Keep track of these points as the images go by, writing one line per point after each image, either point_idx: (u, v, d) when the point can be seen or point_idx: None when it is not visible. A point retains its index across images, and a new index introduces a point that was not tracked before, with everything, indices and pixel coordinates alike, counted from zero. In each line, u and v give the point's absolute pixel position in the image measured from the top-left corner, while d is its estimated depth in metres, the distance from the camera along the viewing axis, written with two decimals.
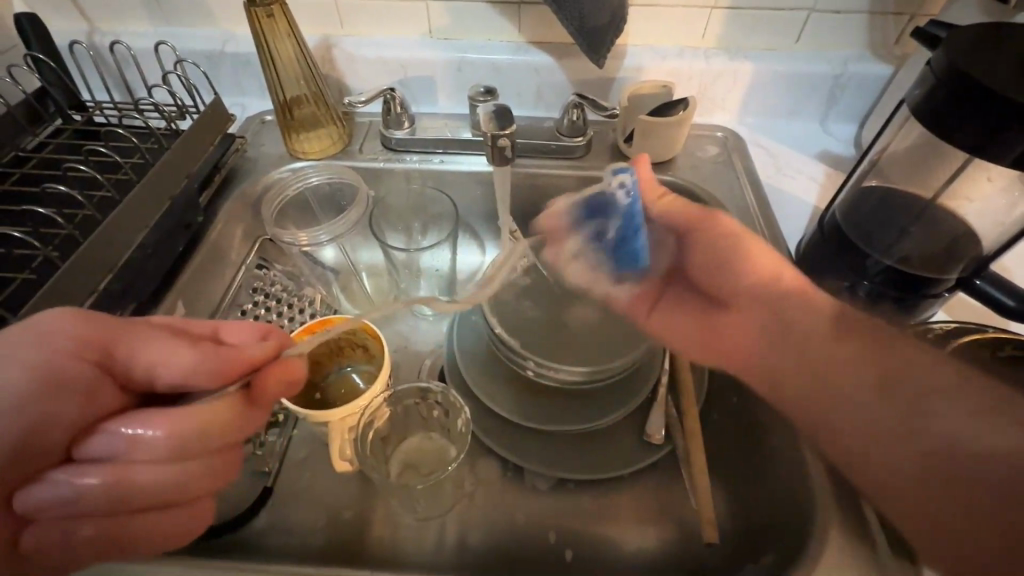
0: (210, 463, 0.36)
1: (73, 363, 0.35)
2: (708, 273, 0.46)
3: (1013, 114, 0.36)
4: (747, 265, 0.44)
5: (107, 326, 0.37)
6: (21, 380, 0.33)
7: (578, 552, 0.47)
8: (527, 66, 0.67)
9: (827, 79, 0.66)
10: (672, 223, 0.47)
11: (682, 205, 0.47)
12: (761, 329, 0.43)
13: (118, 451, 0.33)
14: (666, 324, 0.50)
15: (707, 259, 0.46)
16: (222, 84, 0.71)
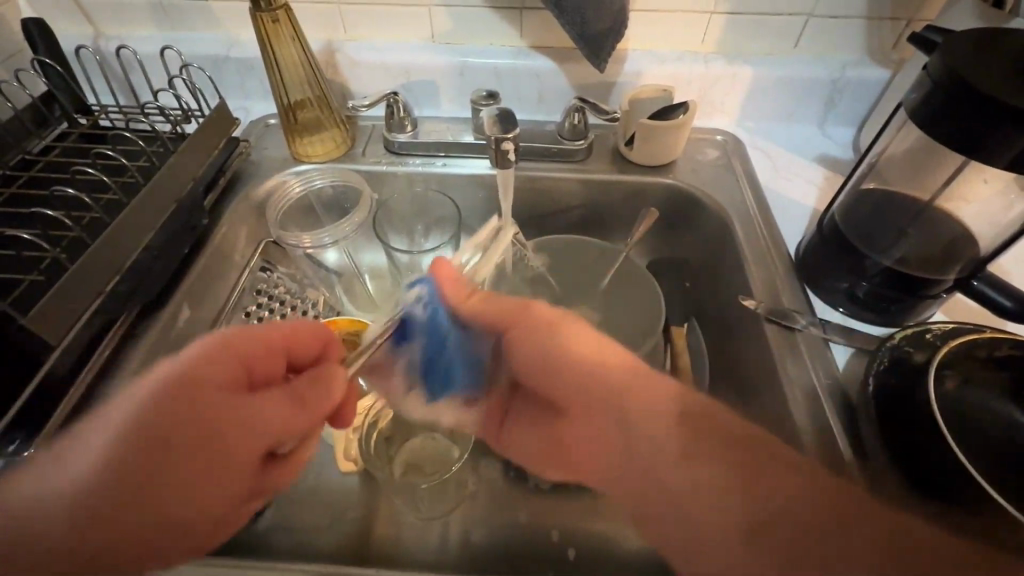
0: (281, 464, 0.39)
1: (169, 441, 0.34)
2: (588, 356, 0.39)
3: (1009, 117, 0.36)
4: (564, 349, 0.40)
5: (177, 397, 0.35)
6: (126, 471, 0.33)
7: (581, 551, 0.48)
8: (528, 71, 0.68)
9: (825, 83, 0.67)
10: (485, 321, 0.44)
11: (500, 301, 0.44)
12: (608, 436, 0.38)
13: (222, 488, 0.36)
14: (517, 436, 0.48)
15: (572, 350, 0.40)
16: (227, 88, 0.72)
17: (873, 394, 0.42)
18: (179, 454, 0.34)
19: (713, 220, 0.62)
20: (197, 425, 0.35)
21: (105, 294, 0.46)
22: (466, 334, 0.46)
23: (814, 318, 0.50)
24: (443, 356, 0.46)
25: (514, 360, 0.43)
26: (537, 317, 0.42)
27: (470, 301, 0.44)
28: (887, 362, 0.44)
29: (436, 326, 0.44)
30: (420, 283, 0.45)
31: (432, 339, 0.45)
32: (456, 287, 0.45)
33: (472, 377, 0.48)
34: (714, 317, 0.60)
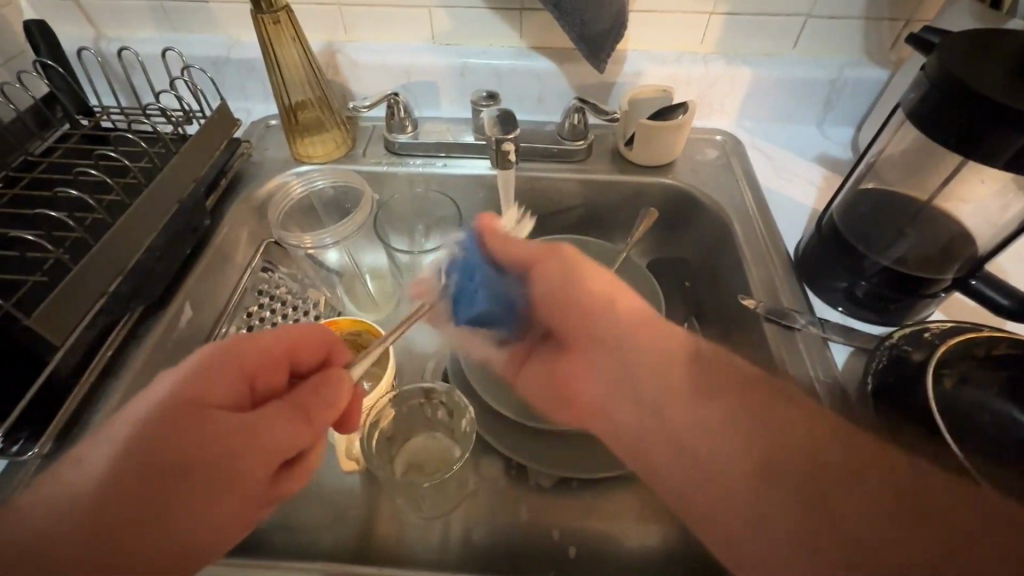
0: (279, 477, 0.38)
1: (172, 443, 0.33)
2: (594, 291, 0.43)
3: (1005, 117, 0.36)
4: (582, 278, 0.44)
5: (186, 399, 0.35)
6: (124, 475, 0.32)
7: (581, 550, 0.48)
8: (528, 72, 0.68)
9: (823, 84, 0.68)
10: (515, 262, 0.48)
11: (523, 247, 0.47)
12: (613, 382, 0.41)
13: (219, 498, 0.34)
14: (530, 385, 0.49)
15: (559, 285, 0.45)
16: (228, 89, 0.72)
17: (871, 393, 0.43)
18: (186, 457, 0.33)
19: (712, 220, 0.62)
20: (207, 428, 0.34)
21: (108, 295, 0.46)
22: (504, 278, 0.49)
23: (813, 318, 0.51)
24: (475, 296, 0.49)
25: (539, 288, 0.46)
26: (569, 255, 0.46)
27: (503, 241, 0.49)
28: (884, 362, 0.44)
29: (475, 271, 0.49)
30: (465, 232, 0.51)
31: (461, 267, 0.50)
32: (499, 239, 0.49)
33: (511, 318, 0.49)
34: (714, 317, 0.60)
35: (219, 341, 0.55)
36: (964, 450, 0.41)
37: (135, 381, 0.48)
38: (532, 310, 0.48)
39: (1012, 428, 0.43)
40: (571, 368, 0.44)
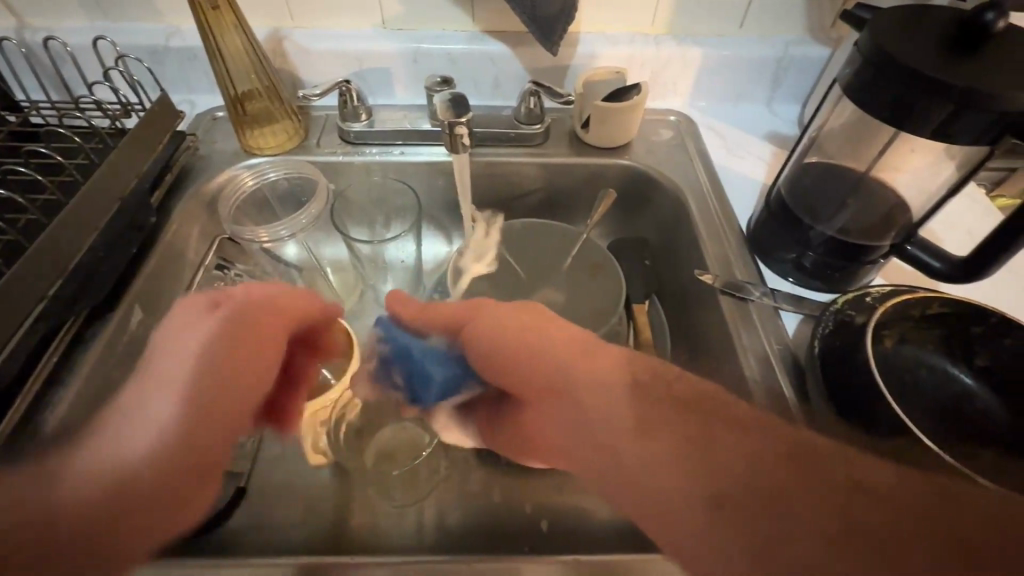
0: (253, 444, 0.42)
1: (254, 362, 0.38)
2: (518, 347, 0.38)
3: (929, 88, 0.39)
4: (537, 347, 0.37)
5: (268, 337, 0.40)
6: (213, 375, 0.36)
7: (553, 522, 0.49)
8: (482, 56, 0.67)
9: (769, 63, 0.69)
10: (443, 327, 0.42)
11: (447, 306, 0.42)
12: (562, 421, 0.37)
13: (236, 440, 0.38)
14: (541, 425, 0.40)
15: (502, 336, 0.38)
16: (169, 80, 0.69)
17: (818, 355, 0.45)
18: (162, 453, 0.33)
19: (668, 199, 0.64)
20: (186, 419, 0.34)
21: (47, 299, 0.44)
22: (428, 344, 0.43)
23: (765, 289, 0.53)
24: (427, 387, 0.44)
25: (473, 355, 0.40)
26: (490, 312, 0.40)
27: (428, 315, 0.43)
28: (830, 326, 0.46)
29: (407, 358, 0.44)
30: (378, 324, 0.46)
31: (393, 349, 0.45)
32: (414, 305, 0.44)
33: (458, 376, 0.43)
34: (672, 293, 0.62)
35: None
36: (901, 404, 0.44)
37: (85, 387, 0.47)
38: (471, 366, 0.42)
39: (947, 381, 0.47)
40: (525, 424, 0.42)
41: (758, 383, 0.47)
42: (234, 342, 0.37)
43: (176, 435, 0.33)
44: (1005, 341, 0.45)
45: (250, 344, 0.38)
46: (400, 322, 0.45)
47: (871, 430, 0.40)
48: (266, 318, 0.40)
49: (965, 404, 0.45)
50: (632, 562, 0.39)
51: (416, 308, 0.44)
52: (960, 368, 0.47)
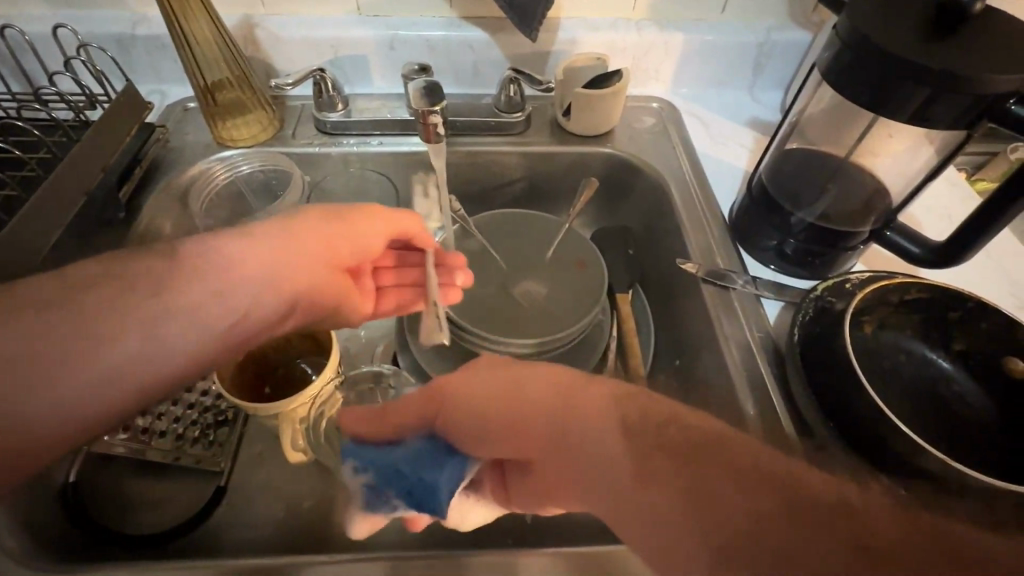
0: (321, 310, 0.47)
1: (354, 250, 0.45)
2: (494, 413, 0.34)
3: (906, 72, 0.38)
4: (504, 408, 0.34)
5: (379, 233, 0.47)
6: (329, 244, 0.43)
7: (537, 514, 0.49)
8: (460, 43, 0.66)
9: (751, 48, 0.69)
10: (414, 411, 0.36)
11: (407, 399, 0.37)
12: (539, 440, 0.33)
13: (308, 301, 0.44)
14: (572, 498, 0.33)
15: (481, 413, 0.34)
16: (137, 70, 0.67)
17: (798, 343, 0.45)
18: (220, 292, 0.35)
19: (650, 187, 0.63)
20: (253, 270, 0.38)
21: None
22: (407, 448, 0.35)
23: (747, 278, 0.53)
24: (435, 494, 0.33)
25: (464, 442, 0.34)
26: (447, 390, 0.35)
27: (397, 410, 0.36)
28: (810, 313, 0.46)
29: (388, 468, 0.34)
30: (346, 455, 0.36)
31: (376, 476, 0.34)
32: (372, 413, 0.37)
33: (455, 463, 0.34)
34: (655, 282, 0.62)
35: None
36: (879, 390, 0.45)
37: None
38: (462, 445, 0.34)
39: (925, 366, 0.47)
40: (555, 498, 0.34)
41: (739, 371, 0.48)
42: (340, 223, 0.44)
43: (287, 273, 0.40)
44: (981, 324, 0.45)
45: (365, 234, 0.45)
46: (364, 438, 0.37)
47: (849, 417, 0.41)
48: (378, 212, 0.46)
49: (942, 388, 0.46)
50: (612, 554, 0.39)
51: (374, 410, 0.37)
52: (937, 353, 0.47)
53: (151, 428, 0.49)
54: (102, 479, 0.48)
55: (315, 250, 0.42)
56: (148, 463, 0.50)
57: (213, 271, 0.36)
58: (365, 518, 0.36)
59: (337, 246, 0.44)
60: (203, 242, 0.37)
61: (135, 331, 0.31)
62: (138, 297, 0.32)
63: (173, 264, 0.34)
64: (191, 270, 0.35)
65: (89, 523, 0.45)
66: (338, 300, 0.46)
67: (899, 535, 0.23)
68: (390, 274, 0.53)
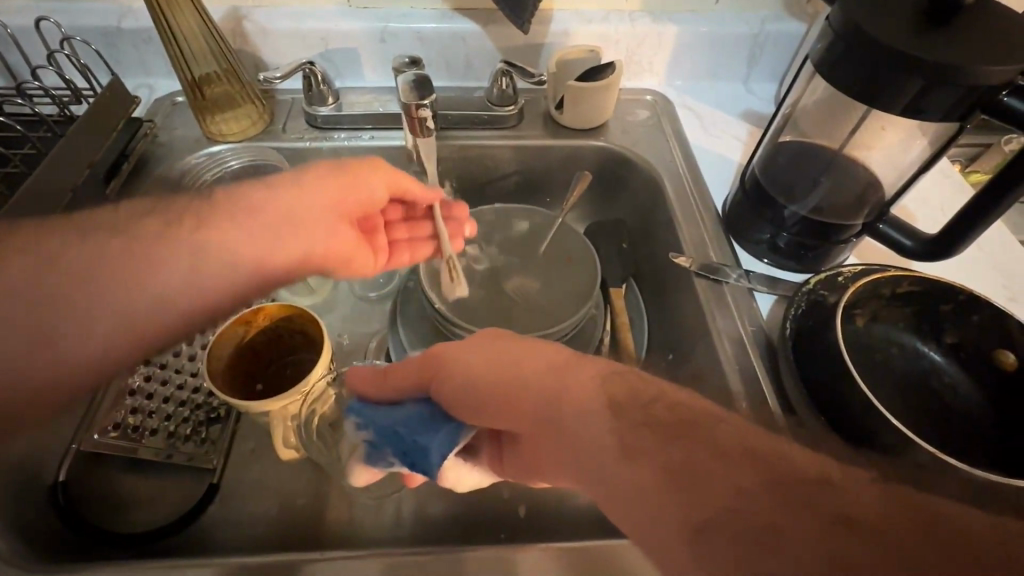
0: (323, 265, 0.48)
1: (349, 202, 0.48)
2: (492, 390, 0.34)
3: (900, 63, 0.38)
4: (499, 388, 0.34)
5: (376, 187, 0.49)
6: (321, 193, 0.46)
7: (531, 508, 0.49)
8: (452, 35, 0.65)
9: (745, 39, 0.68)
10: (411, 376, 0.38)
11: (403, 366, 0.39)
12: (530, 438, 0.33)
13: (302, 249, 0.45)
14: (547, 468, 0.35)
15: (475, 386, 0.35)
16: (123, 64, 0.66)
17: (790, 338, 0.45)
18: (243, 233, 0.42)
19: (643, 180, 0.63)
20: (271, 215, 0.43)
21: None
22: (406, 411, 0.37)
23: (741, 271, 0.53)
24: (421, 451, 0.36)
25: (449, 407, 0.36)
26: (445, 362, 0.36)
27: (396, 375, 0.39)
28: (803, 307, 0.46)
29: (382, 425, 0.38)
30: (349, 412, 0.40)
31: (376, 429, 0.38)
32: (372, 375, 0.41)
33: (441, 421, 0.36)
34: (649, 276, 0.62)
35: None
36: (872, 383, 0.45)
37: None
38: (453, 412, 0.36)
39: (917, 358, 0.47)
40: (535, 468, 0.36)
41: (732, 365, 0.47)
42: (331, 176, 0.46)
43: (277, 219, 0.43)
44: (973, 317, 0.45)
45: (361, 187, 0.48)
46: (366, 399, 0.40)
47: (842, 411, 0.41)
48: (371, 167, 0.49)
49: (934, 380, 0.46)
50: (605, 547, 0.39)
51: (375, 377, 0.40)
52: (929, 346, 0.47)
53: (142, 426, 0.49)
54: (92, 479, 0.48)
55: (317, 201, 0.46)
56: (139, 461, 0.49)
57: (235, 216, 0.42)
58: (363, 470, 0.41)
59: (334, 199, 0.47)
60: (233, 189, 0.43)
61: (175, 264, 0.39)
62: (162, 244, 0.39)
63: (208, 211, 0.41)
64: (219, 215, 0.41)
65: (87, 526, 0.45)
66: (346, 251, 0.49)
67: None
68: (401, 229, 0.56)
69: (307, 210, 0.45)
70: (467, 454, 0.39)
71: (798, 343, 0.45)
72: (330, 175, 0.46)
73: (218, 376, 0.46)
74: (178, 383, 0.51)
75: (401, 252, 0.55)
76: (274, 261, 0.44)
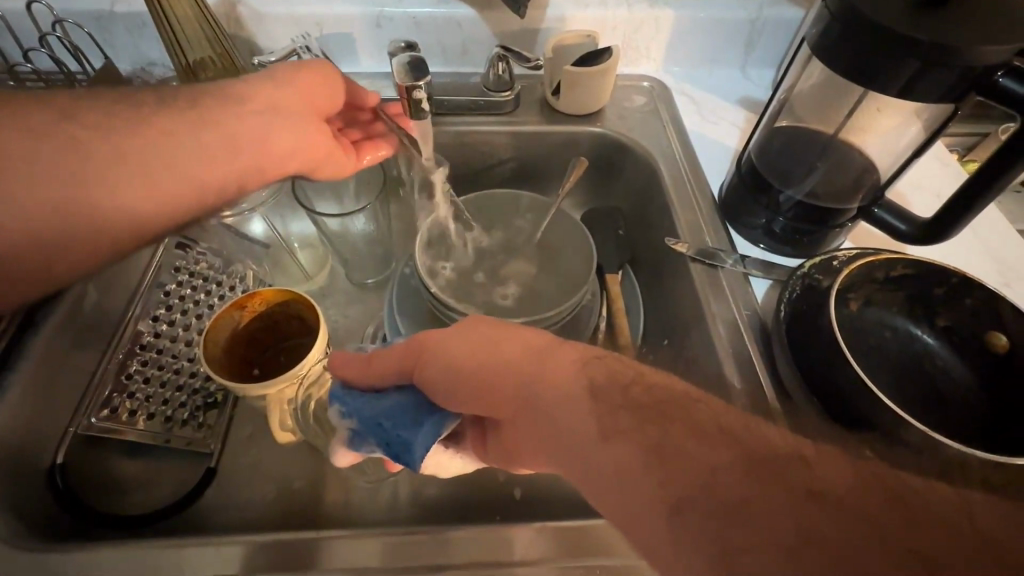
0: (299, 162, 0.53)
1: (316, 102, 0.52)
2: (483, 372, 0.34)
3: (898, 44, 0.38)
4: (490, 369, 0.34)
5: (339, 87, 0.53)
6: (287, 92, 0.50)
7: (527, 490, 0.50)
8: (448, 20, 0.65)
9: (744, 24, 0.68)
10: (393, 363, 0.38)
11: (388, 352, 0.38)
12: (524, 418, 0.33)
13: (275, 145, 0.50)
14: (527, 454, 0.35)
15: (461, 369, 0.35)
16: (117, 49, 0.65)
17: (785, 320, 0.45)
18: (237, 129, 0.48)
19: (640, 166, 0.63)
20: (253, 111, 0.48)
21: None
22: (390, 401, 0.38)
23: (737, 257, 0.53)
24: (407, 441, 0.36)
25: (433, 392, 0.36)
26: (428, 345, 0.36)
27: (377, 361, 0.38)
28: (797, 290, 0.46)
29: (366, 415, 0.38)
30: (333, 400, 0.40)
31: (360, 420, 0.38)
32: (357, 361, 0.40)
33: (425, 413, 0.37)
34: (646, 262, 0.62)
35: (136, 320, 0.52)
36: (864, 366, 0.45)
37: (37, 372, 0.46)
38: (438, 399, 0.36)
39: (910, 342, 0.47)
40: (515, 454, 0.37)
41: (726, 349, 0.48)
42: (283, 72, 0.50)
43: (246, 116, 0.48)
44: (966, 301, 0.46)
45: (323, 86, 0.52)
46: (350, 386, 0.40)
47: (833, 392, 0.41)
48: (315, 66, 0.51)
49: (928, 363, 0.46)
50: (599, 528, 0.40)
51: (358, 363, 0.40)
52: (923, 329, 0.48)
53: (138, 410, 0.48)
54: (91, 462, 0.48)
55: (283, 98, 0.50)
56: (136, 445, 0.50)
57: (229, 116, 0.47)
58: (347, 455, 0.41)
59: (301, 99, 0.51)
60: (214, 98, 0.48)
61: (186, 162, 0.46)
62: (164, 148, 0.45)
63: (205, 105, 0.47)
64: (212, 112, 0.47)
65: (87, 509, 0.45)
66: (324, 150, 0.54)
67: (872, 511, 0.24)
68: (356, 132, 0.59)
69: (275, 108, 0.49)
70: (451, 442, 0.40)
71: (791, 326, 0.45)
72: (297, 77, 0.50)
73: (217, 360, 0.47)
74: (175, 367, 0.51)
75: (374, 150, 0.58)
76: (267, 154, 0.50)
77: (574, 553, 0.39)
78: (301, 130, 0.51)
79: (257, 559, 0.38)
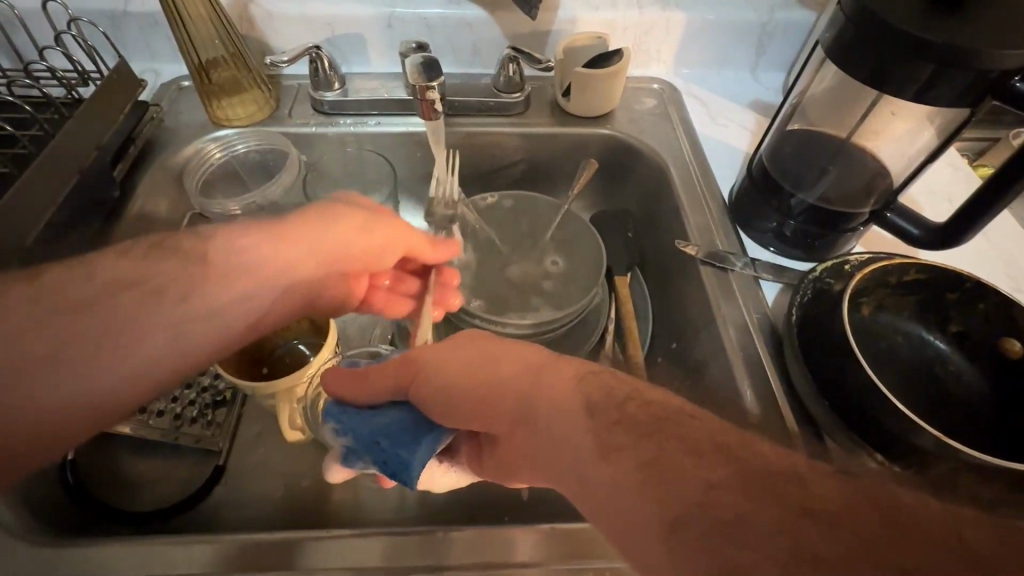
0: (290, 309, 0.43)
1: (344, 256, 0.44)
2: (492, 376, 0.33)
3: (914, 47, 0.38)
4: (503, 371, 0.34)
5: (381, 244, 0.45)
6: (320, 243, 0.42)
7: (534, 492, 0.50)
8: (459, 21, 0.65)
9: (754, 28, 0.68)
10: (389, 381, 0.37)
11: (381, 370, 0.37)
12: None
13: (271, 295, 0.41)
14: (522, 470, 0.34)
15: (467, 371, 0.34)
16: (131, 48, 0.65)
17: (796, 323, 0.45)
18: (253, 276, 0.39)
19: (650, 168, 0.63)
20: (288, 264, 0.41)
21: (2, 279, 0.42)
22: (387, 418, 0.37)
23: (746, 260, 0.53)
24: (404, 462, 0.35)
25: (429, 406, 0.35)
26: (431, 352, 0.36)
27: (370, 381, 0.37)
28: (809, 294, 0.46)
29: (363, 433, 0.37)
30: (328, 418, 0.38)
31: (357, 437, 0.37)
32: (350, 378, 0.38)
33: (420, 431, 0.36)
34: (655, 265, 0.62)
35: None
36: (877, 371, 0.45)
37: None
38: (437, 413, 0.35)
39: (922, 347, 0.47)
40: (509, 470, 0.35)
41: (736, 352, 0.48)
42: (349, 226, 0.43)
43: (246, 263, 0.39)
44: (979, 306, 0.45)
45: (365, 238, 0.44)
46: (345, 402, 0.38)
47: (845, 397, 0.41)
48: (377, 220, 0.45)
49: (939, 369, 0.46)
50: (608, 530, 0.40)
51: (351, 380, 0.38)
52: (935, 334, 0.47)
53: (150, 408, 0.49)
54: (102, 459, 0.48)
55: (336, 251, 0.43)
56: (147, 442, 0.50)
57: (239, 277, 0.39)
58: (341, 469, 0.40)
59: (333, 253, 0.43)
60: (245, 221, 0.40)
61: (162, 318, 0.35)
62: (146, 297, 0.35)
63: (205, 244, 0.38)
64: (228, 246, 0.39)
65: (96, 506, 0.45)
66: (329, 294, 0.45)
67: (886, 517, 0.24)
68: (388, 275, 0.51)
69: (293, 255, 0.41)
70: (445, 455, 0.40)
71: (802, 330, 0.45)
72: (340, 225, 0.43)
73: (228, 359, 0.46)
74: None
75: (378, 299, 0.50)
76: (263, 303, 0.41)
77: (582, 554, 0.39)
78: (306, 282, 0.42)
79: (263, 558, 0.38)
